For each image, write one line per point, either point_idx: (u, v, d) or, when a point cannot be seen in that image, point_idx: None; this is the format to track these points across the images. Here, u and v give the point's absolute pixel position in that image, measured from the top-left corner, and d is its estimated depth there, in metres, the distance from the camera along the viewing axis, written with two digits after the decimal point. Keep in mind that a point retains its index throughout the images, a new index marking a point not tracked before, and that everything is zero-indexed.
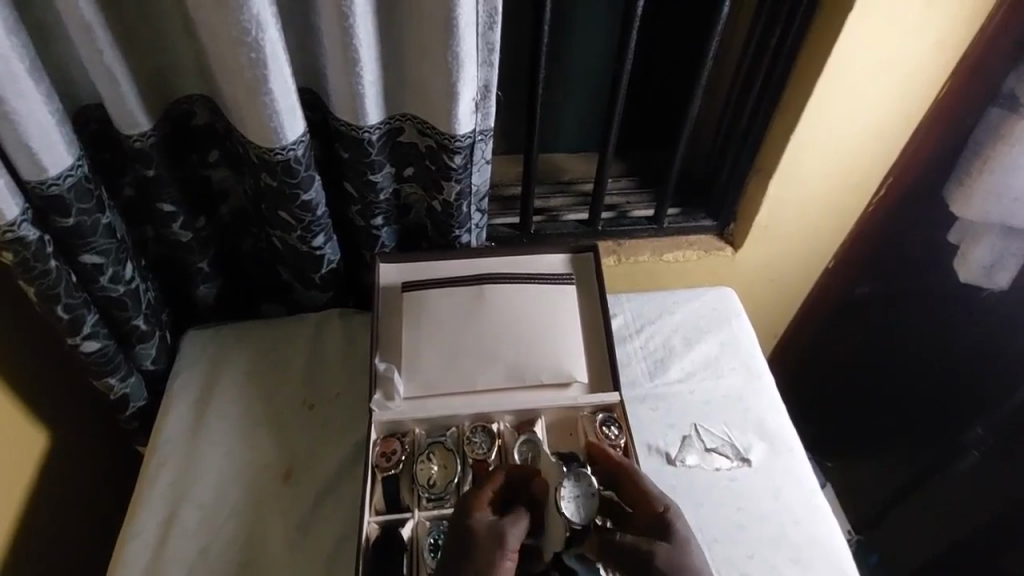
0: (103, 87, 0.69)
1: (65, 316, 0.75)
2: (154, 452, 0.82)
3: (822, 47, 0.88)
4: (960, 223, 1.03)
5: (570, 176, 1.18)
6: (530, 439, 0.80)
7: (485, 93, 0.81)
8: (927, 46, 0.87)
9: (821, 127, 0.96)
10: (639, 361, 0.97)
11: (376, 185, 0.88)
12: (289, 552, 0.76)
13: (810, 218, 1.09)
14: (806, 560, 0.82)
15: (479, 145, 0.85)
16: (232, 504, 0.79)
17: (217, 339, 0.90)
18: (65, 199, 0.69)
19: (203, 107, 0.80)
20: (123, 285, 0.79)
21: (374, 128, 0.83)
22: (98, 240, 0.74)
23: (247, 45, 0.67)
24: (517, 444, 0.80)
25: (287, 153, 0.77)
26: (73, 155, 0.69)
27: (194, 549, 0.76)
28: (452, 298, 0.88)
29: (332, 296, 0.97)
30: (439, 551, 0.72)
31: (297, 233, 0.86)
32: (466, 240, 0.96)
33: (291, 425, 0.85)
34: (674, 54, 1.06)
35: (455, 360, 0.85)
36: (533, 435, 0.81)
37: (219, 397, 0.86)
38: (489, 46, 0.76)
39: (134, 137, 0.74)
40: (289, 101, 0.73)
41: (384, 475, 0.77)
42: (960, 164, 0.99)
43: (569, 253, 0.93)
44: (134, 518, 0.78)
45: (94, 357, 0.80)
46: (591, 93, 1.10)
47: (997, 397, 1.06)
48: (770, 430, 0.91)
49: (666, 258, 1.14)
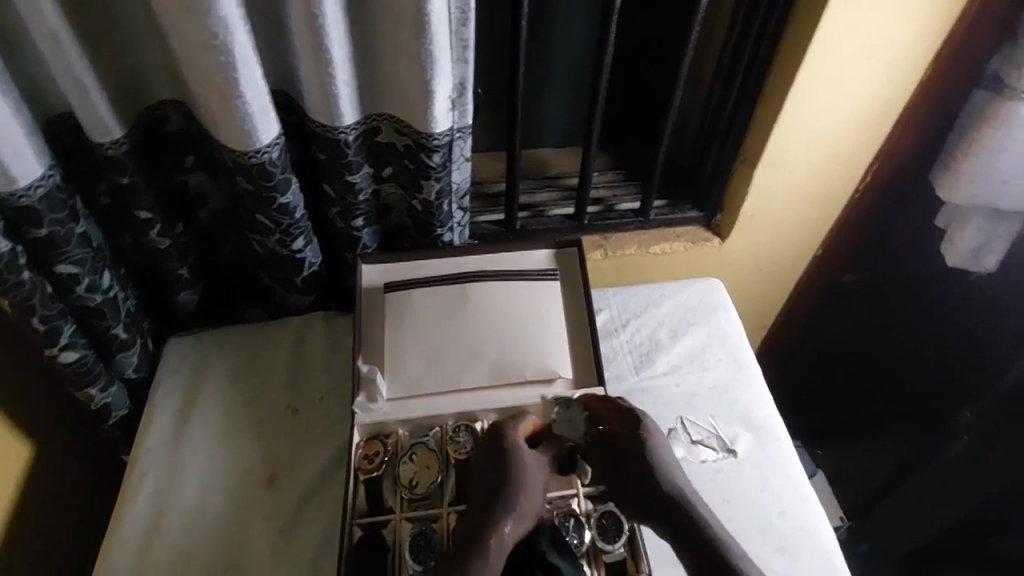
0: (72, 95, 0.69)
1: (41, 327, 0.75)
2: (138, 461, 0.82)
3: (803, 33, 0.87)
4: (947, 207, 1.02)
5: (555, 171, 1.17)
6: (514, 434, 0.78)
7: (461, 90, 0.80)
8: (908, 29, 0.87)
9: (804, 114, 0.95)
10: (625, 355, 0.96)
11: (355, 186, 0.88)
12: (274, 557, 0.76)
13: (794, 207, 1.09)
14: (793, 551, 0.82)
15: (457, 143, 0.85)
16: (216, 511, 0.79)
17: (200, 345, 0.90)
18: (37, 210, 0.69)
19: (177, 111, 0.79)
20: (100, 294, 0.78)
21: (350, 129, 0.82)
22: (73, 249, 0.73)
23: (217, 48, 0.67)
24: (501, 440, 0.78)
25: (262, 155, 0.76)
26: (43, 164, 0.68)
27: (179, 557, 0.76)
28: (433, 297, 0.88)
29: (315, 299, 0.96)
30: (421, 551, 0.71)
31: (277, 236, 0.85)
32: (448, 239, 0.96)
33: (274, 430, 0.85)
34: (656, 44, 1.05)
35: (439, 359, 0.85)
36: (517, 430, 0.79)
37: (203, 404, 0.86)
38: (463, 43, 0.76)
39: (106, 144, 0.74)
40: (262, 103, 0.73)
41: (367, 478, 0.76)
42: (946, 148, 0.98)
43: (552, 249, 0.93)
44: (118, 528, 0.78)
45: (74, 367, 0.80)
46: (573, 86, 1.09)
47: (989, 379, 1.05)
48: (757, 421, 0.91)
49: (652, 251, 1.14)
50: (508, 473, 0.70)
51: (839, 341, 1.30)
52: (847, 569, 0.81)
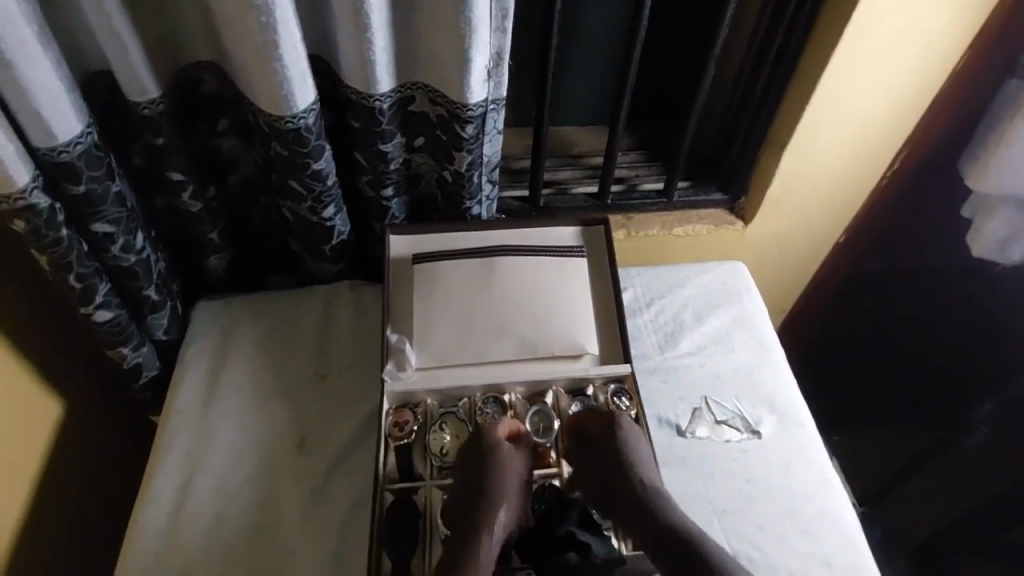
0: (113, 55, 0.69)
1: (77, 285, 0.76)
2: (168, 422, 0.84)
3: (839, 17, 0.87)
4: (976, 196, 1.00)
5: (579, 150, 1.17)
6: (541, 410, 0.82)
7: (498, 60, 0.79)
8: (949, 14, 0.85)
9: (838, 98, 0.94)
10: (649, 335, 0.96)
11: (386, 155, 0.87)
12: (305, 519, 0.78)
13: (820, 193, 1.08)
14: (815, 531, 0.82)
15: (491, 115, 0.84)
16: (246, 472, 0.81)
17: (230, 311, 0.91)
18: (75, 166, 0.69)
19: (211, 74, 0.79)
20: (134, 254, 0.79)
21: (385, 96, 0.81)
22: (109, 208, 0.74)
23: (258, 9, 0.66)
24: (529, 415, 0.82)
25: (298, 121, 0.76)
26: (82, 122, 0.69)
27: (210, 516, 0.78)
28: (463, 269, 0.87)
29: (343, 268, 0.97)
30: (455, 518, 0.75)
31: (308, 204, 0.85)
32: (476, 213, 0.95)
33: (303, 396, 0.86)
34: (688, 24, 1.04)
35: (467, 331, 0.85)
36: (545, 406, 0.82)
37: (231, 368, 0.87)
38: (503, 11, 0.74)
39: (142, 104, 0.74)
40: (299, 69, 0.72)
41: (398, 445, 0.77)
42: (978, 136, 0.97)
43: (580, 226, 0.92)
44: (150, 485, 0.80)
45: (107, 327, 0.81)
46: (602, 65, 1.08)
47: (1008, 372, 1.05)
48: (780, 403, 0.91)
49: (675, 232, 1.13)
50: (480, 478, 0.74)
51: (856, 329, 1.30)
52: (868, 551, 0.82)
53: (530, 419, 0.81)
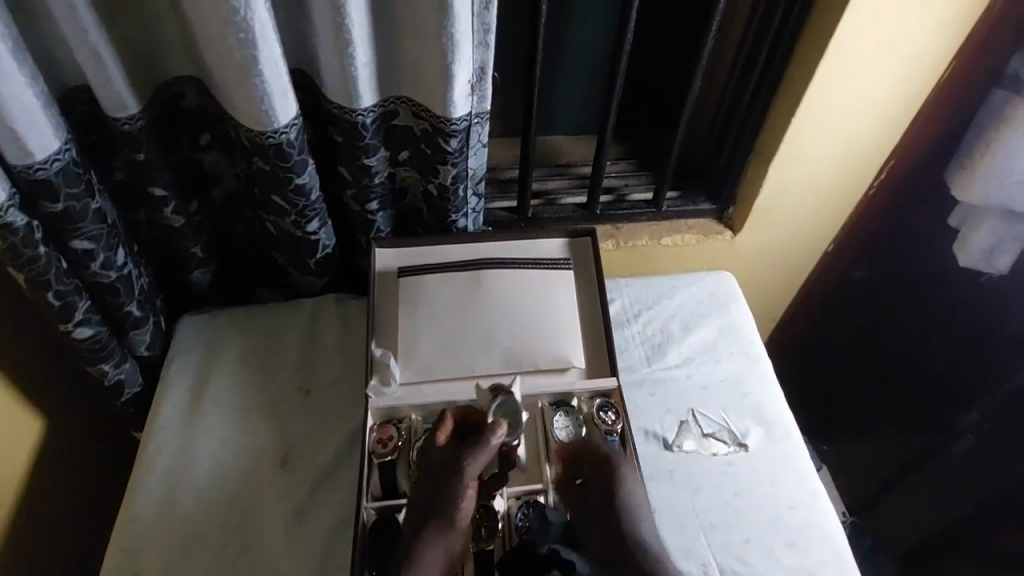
0: (91, 69, 0.68)
1: (56, 302, 0.76)
2: (151, 437, 0.83)
3: (824, 29, 0.86)
4: (961, 207, 1.00)
5: (567, 159, 1.16)
6: (504, 402, 0.76)
7: (481, 75, 0.79)
8: (933, 26, 0.85)
9: (824, 109, 0.94)
10: (637, 347, 0.96)
11: (371, 169, 0.87)
12: (287, 535, 0.77)
13: (808, 202, 1.08)
14: (801, 543, 0.82)
15: (475, 128, 0.83)
16: (230, 488, 0.80)
17: (215, 324, 0.91)
18: (52, 183, 0.69)
19: (192, 88, 0.78)
20: (115, 271, 0.79)
21: (368, 110, 0.81)
22: (88, 225, 0.74)
23: (237, 25, 0.65)
24: (492, 408, 0.76)
25: (280, 135, 0.75)
26: (60, 139, 0.68)
27: (192, 533, 0.77)
28: (448, 283, 0.87)
29: (328, 281, 0.96)
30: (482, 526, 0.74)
31: (291, 218, 0.84)
32: (462, 225, 0.95)
33: (288, 411, 0.86)
34: (676, 33, 1.04)
35: (452, 346, 0.84)
36: (508, 396, 0.76)
37: (216, 383, 0.87)
38: (485, 27, 0.75)
39: (122, 120, 0.73)
40: (281, 84, 0.72)
41: (381, 462, 0.77)
42: (962, 148, 0.97)
43: (567, 238, 0.92)
44: (131, 502, 0.79)
45: (88, 344, 0.81)
46: (590, 76, 1.08)
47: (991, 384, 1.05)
48: (767, 415, 0.91)
49: (664, 242, 1.13)
50: (428, 491, 0.71)
51: (846, 338, 1.30)
52: (854, 562, 0.82)
53: (492, 414, 0.75)
